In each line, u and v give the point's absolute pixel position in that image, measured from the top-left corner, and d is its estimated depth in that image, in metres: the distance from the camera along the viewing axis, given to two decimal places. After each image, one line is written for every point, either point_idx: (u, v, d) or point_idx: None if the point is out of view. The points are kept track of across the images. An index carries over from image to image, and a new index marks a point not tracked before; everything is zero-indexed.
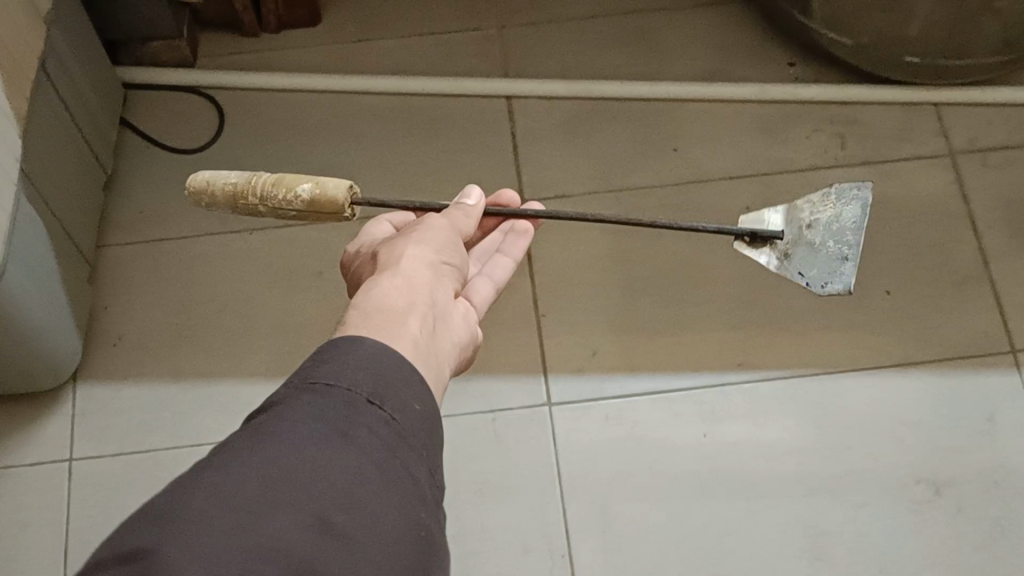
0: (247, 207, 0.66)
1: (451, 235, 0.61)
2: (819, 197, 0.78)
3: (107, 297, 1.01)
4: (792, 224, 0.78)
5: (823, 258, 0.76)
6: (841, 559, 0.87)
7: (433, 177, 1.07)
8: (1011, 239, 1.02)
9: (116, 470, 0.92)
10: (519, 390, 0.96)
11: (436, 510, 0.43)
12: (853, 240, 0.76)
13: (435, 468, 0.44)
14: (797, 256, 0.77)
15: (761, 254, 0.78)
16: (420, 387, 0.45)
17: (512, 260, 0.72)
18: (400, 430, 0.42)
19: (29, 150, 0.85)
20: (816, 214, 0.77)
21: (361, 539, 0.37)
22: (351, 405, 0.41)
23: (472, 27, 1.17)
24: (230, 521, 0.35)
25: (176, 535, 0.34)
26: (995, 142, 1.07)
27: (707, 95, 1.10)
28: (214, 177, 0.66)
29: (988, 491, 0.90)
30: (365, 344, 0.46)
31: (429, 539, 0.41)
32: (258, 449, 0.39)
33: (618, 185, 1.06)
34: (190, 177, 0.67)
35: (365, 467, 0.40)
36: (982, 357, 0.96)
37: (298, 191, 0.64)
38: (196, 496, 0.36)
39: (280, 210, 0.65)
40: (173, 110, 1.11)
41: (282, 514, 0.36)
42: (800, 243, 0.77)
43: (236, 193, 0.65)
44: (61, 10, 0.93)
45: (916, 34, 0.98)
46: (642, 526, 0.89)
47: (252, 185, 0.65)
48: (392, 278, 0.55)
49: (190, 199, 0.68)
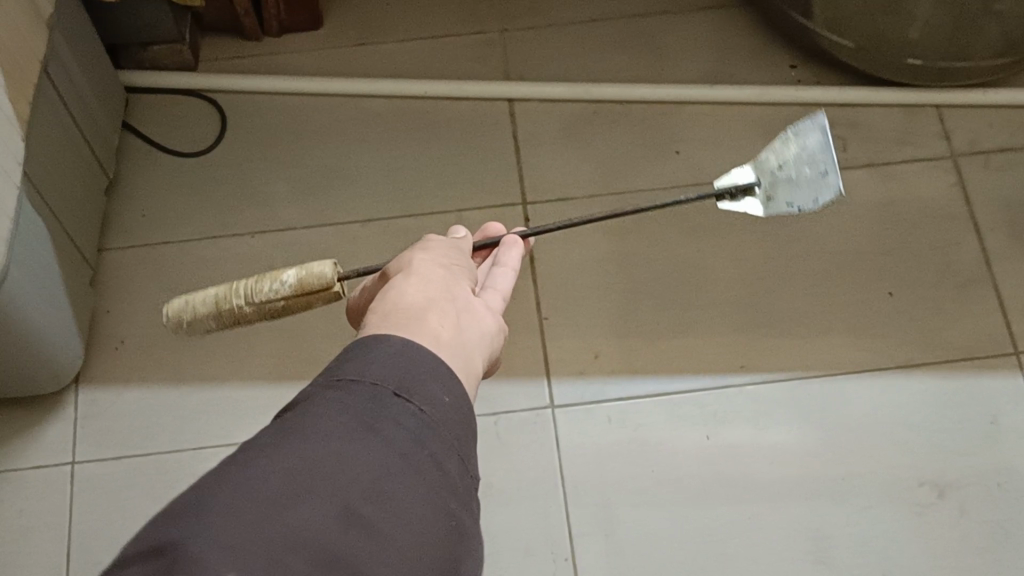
0: (230, 314, 0.59)
1: (454, 245, 0.62)
2: (783, 140, 0.69)
3: (109, 301, 1.01)
4: (764, 169, 0.70)
5: (805, 185, 0.67)
6: (844, 562, 0.87)
7: (434, 180, 1.07)
8: (1014, 241, 1.02)
9: (117, 474, 0.92)
10: (521, 393, 0.95)
11: (466, 502, 0.43)
12: (830, 160, 0.66)
13: (465, 458, 0.44)
14: (781, 196, 0.68)
15: (750, 208, 0.70)
16: (448, 380, 0.45)
17: (512, 269, 0.66)
18: (429, 422, 0.42)
19: (31, 152, 0.85)
20: (782, 154, 0.69)
21: (389, 527, 0.37)
22: (378, 399, 0.41)
23: (474, 31, 1.17)
24: (259, 511, 0.34)
25: (204, 525, 0.33)
26: (996, 144, 1.07)
27: (708, 98, 1.10)
28: (190, 297, 0.60)
29: (992, 494, 0.90)
30: (388, 342, 0.46)
31: (458, 528, 0.41)
32: (284, 441, 0.38)
33: (619, 188, 1.06)
34: (166, 303, 0.62)
35: (393, 457, 0.39)
36: (985, 359, 0.96)
37: (283, 279, 0.59)
38: (223, 487, 0.35)
39: (267, 308, 0.59)
40: (174, 114, 1.11)
41: (312, 501, 0.36)
42: (778, 183, 0.68)
43: (217, 299, 0.59)
44: (63, 13, 0.93)
45: (918, 36, 0.98)
46: (644, 529, 0.89)
47: (233, 288, 0.60)
48: (406, 279, 0.55)
49: (168, 322, 0.61)
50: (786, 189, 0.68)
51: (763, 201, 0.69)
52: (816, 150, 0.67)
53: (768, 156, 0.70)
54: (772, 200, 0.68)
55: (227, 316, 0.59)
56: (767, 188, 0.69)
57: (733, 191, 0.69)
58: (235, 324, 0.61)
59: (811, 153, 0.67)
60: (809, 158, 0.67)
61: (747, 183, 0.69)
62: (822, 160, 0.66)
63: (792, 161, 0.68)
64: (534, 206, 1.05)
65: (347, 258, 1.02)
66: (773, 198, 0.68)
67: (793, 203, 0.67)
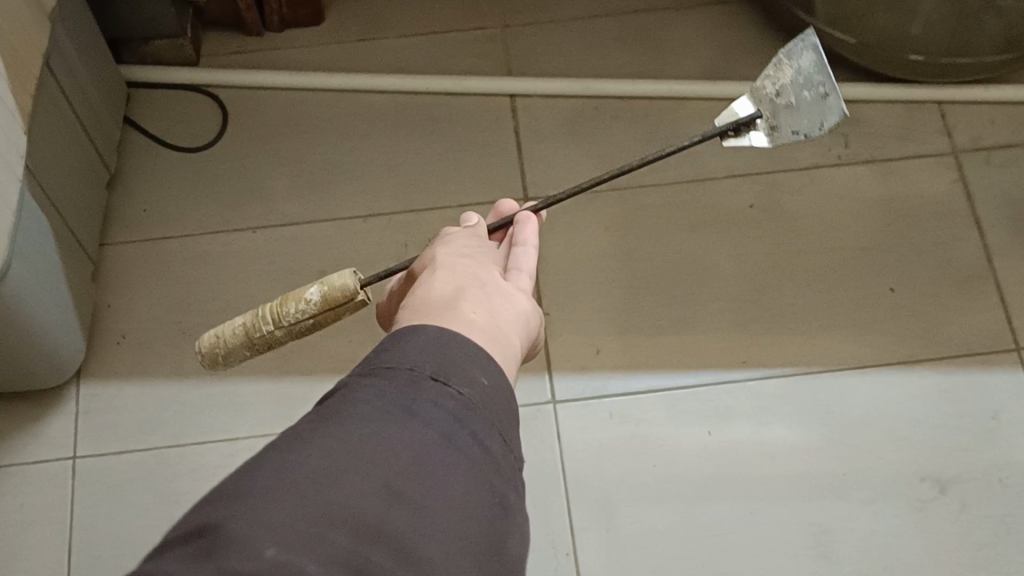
0: (262, 340, 0.59)
1: (473, 234, 0.62)
2: (772, 66, 0.69)
3: (110, 296, 1.01)
4: (761, 98, 0.69)
5: (807, 109, 0.67)
6: (846, 557, 0.87)
7: (435, 175, 1.07)
8: (1015, 237, 1.02)
9: (118, 468, 0.92)
10: (521, 388, 0.95)
11: (513, 480, 0.42)
12: (828, 79, 0.67)
13: (509, 439, 0.43)
14: (785, 122, 0.68)
15: (757, 139, 0.69)
16: (487, 364, 0.45)
17: (532, 244, 0.64)
18: (469, 403, 0.42)
19: (32, 145, 0.84)
20: (779, 80, 0.69)
21: (429, 505, 0.37)
22: (416, 384, 0.41)
23: (475, 27, 1.17)
24: (298, 492, 0.35)
25: (243, 509, 0.34)
26: (998, 140, 1.07)
27: (709, 93, 1.10)
28: (218, 330, 0.60)
29: (994, 490, 0.90)
30: (425, 330, 0.46)
31: (503, 506, 0.41)
32: (322, 429, 0.39)
33: (621, 183, 1.06)
34: (196, 342, 0.61)
35: (433, 438, 0.39)
36: (986, 355, 0.96)
37: (308, 296, 0.59)
38: (261, 472, 0.36)
39: (296, 328, 0.59)
40: (176, 109, 1.11)
41: (350, 481, 0.36)
42: (778, 109, 0.68)
43: (247, 330, 0.59)
44: (65, 7, 0.93)
45: (920, 32, 0.98)
46: (644, 524, 0.89)
47: (259, 317, 0.59)
48: (434, 275, 0.55)
49: (202, 360, 0.61)
50: (786, 112, 0.68)
51: (768, 131, 0.68)
52: (808, 69, 0.68)
53: (762, 83, 0.69)
54: (777, 129, 0.68)
55: (259, 343, 0.59)
56: (771, 118, 0.68)
57: (738, 126, 0.68)
58: (268, 347, 0.61)
59: (803, 74, 0.68)
60: (803, 78, 0.68)
61: (749, 116, 0.69)
62: (818, 79, 0.67)
63: (787, 83, 0.68)
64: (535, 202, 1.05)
65: (349, 254, 1.02)
66: (777, 125, 0.68)
67: (799, 130, 0.67)
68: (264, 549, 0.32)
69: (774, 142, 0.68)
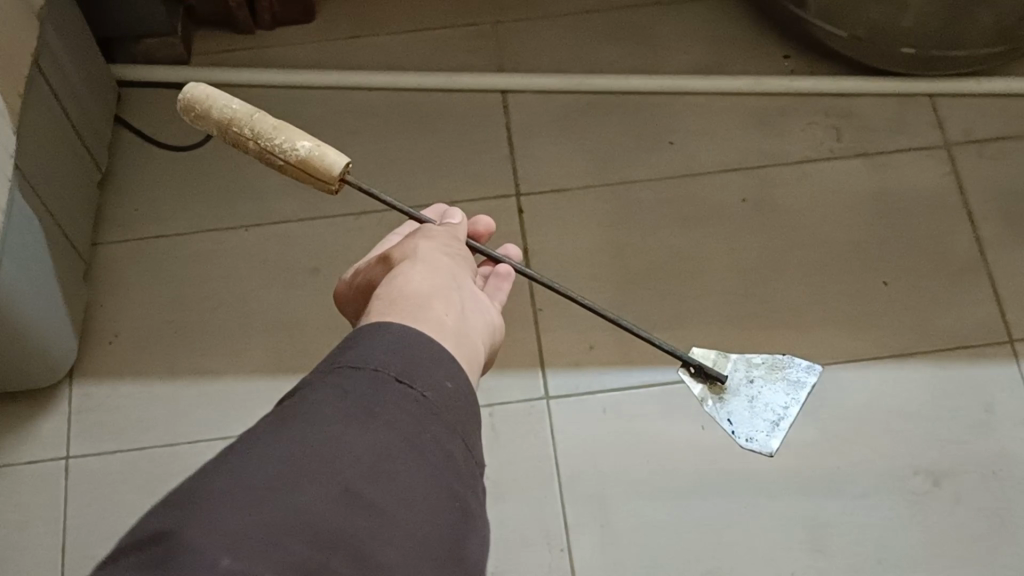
0: (236, 136, 0.65)
1: (452, 234, 0.65)
2: (761, 364, 0.92)
3: (103, 296, 1.01)
4: (735, 372, 0.91)
5: (755, 418, 0.89)
6: (841, 551, 0.87)
7: (428, 173, 1.07)
8: (1008, 230, 1.01)
9: (112, 467, 0.92)
10: (517, 384, 0.95)
11: (471, 485, 0.45)
12: (783, 411, 0.90)
13: (468, 442, 0.47)
14: (730, 404, 0.90)
15: (700, 390, 0.91)
16: (451, 367, 0.48)
17: (497, 303, 0.68)
18: (431, 406, 0.45)
19: (23, 146, 0.85)
20: (757, 374, 0.91)
21: (390, 508, 0.40)
22: (380, 384, 0.44)
23: (467, 24, 1.17)
24: (256, 498, 0.37)
25: (200, 516, 0.36)
26: (990, 133, 1.07)
27: (702, 88, 1.10)
28: (215, 96, 0.65)
29: (987, 482, 0.89)
30: (391, 328, 0.48)
31: (463, 509, 0.43)
32: (283, 432, 0.41)
33: (614, 179, 1.06)
34: (191, 85, 0.66)
35: (395, 441, 0.42)
36: (979, 347, 0.96)
37: (299, 145, 0.64)
38: (219, 478, 0.38)
39: (267, 154, 0.65)
40: (168, 108, 1.11)
41: (310, 486, 0.39)
42: (736, 393, 0.90)
43: (232, 119, 0.65)
44: (54, 7, 0.93)
45: (911, 25, 0.98)
46: (640, 520, 0.89)
47: (250, 120, 0.64)
48: (411, 267, 0.58)
49: (180, 99, 0.66)
50: (738, 403, 0.89)
51: (717, 396, 0.90)
52: (778, 392, 0.91)
53: (744, 367, 0.91)
54: (721, 401, 0.90)
55: (231, 132, 0.64)
56: (725, 390, 0.90)
57: (709, 376, 0.88)
58: (232, 143, 0.66)
59: (776, 392, 0.91)
60: (771, 395, 0.90)
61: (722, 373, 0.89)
62: (780, 405, 0.90)
63: (760, 389, 0.90)
64: (528, 198, 1.05)
65: (341, 251, 1.02)
66: (723, 402, 0.90)
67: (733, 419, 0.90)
68: (218, 557, 0.34)
69: (709, 408, 0.91)
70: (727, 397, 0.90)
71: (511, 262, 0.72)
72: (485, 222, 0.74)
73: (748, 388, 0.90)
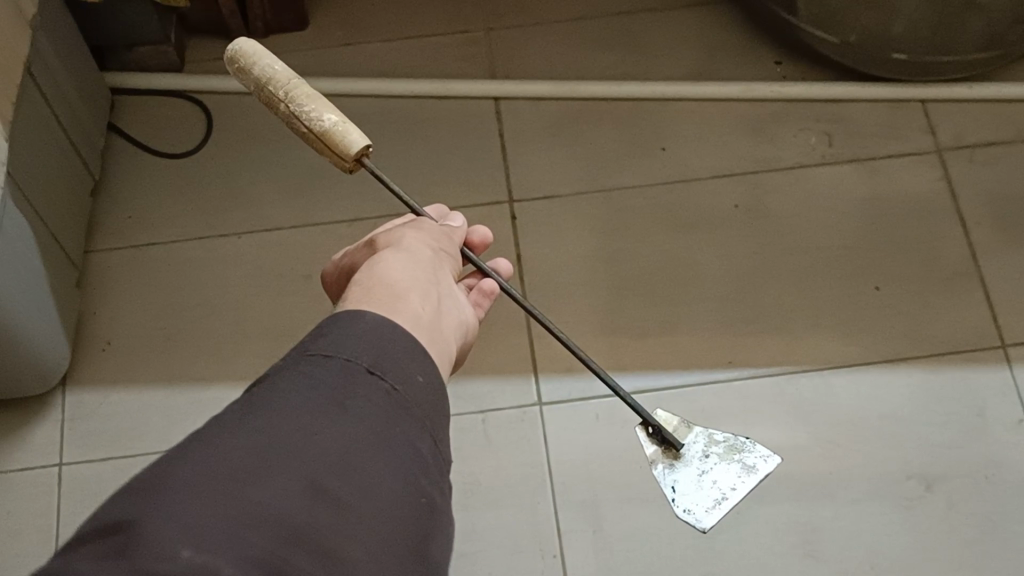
0: (268, 96, 0.66)
1: (442, 232, 0.66)
2: (723, 442, 0.82)
3: (96, 302, 1.01)
4: (693, 443, 0.82)
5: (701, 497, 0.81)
6: (832, 556, 0.87)
7: (420, 180, 1.07)
8: (1000, 234, 1.02)
9: (104, 475, 0.92)
10: (509, 390, 0.96)
11: (438, 482, 0.46)
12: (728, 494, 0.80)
13: (437, 439, 0.47)
14: (678, 473, 0.81)
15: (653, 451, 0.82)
16: (424, 361, 0.48)
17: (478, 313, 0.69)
18: (400, 399, 0.45)
19: (15, 155, 0.85)
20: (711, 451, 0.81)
21: (356, 502, 0.40)
22: (351, 375, 0.44)
23: (460, 31, 1.17)
24: (219, 487, 0.37)
25: (162, 507, 0.36)
26: (982, 138, 1.07)
27: (694, 94, 1.10)
28: (260, 53, 0.67)
29: (979, 487, 0.90)
30: (365, 318, 0.48)
31: (429, 504, 0.44)
32: (249, 419, 0.41)
33: (607, 185, 1.06)
34: (242, 40, 0.68)
35: (363, 433, 0.42)
36: (971, 352, 0.96)
37: (324, 118, 0.65)
38: (181, 466, 0.38)
39: (294, 119, 0.66)
40: (161, 115, 1.11)
41: (276, 477, 0.39)
42: (687, 463, 0.81)
43: (270, 78, 0.66)
44: (45, 14, 0.93)
45: (902, 31, 0.98)
46: (631, 526, 0.89)
47: (287, 84, 0.66)
48: (395, 256, 0.58)
49: (228, 49, 0.68)
50: (687, 473, 0.81)
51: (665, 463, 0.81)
52: (729, 472, 0.81)
53: (704, 441, 0.82)
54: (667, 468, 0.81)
55: (266, 90, 0.66)
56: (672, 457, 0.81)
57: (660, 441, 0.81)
58: (265, 102, 0.68)
59: (726, 472, 0.81)
60: (720, 474, 0.81)
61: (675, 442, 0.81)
62: (725, 485, 0.80)
63: (713, 465, 0.81)
64: (520, 204, 1.05)
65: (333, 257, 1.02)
66: (674, 468, 0.81)
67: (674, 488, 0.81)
68: (179, 549, 0.34)
69: (657, 471, 0.81)
70: (679, 464, 0.81)
71: (497, 277, 0.72)
72: (479, 236, 0.73)
73: (701, 461, 0.81)
